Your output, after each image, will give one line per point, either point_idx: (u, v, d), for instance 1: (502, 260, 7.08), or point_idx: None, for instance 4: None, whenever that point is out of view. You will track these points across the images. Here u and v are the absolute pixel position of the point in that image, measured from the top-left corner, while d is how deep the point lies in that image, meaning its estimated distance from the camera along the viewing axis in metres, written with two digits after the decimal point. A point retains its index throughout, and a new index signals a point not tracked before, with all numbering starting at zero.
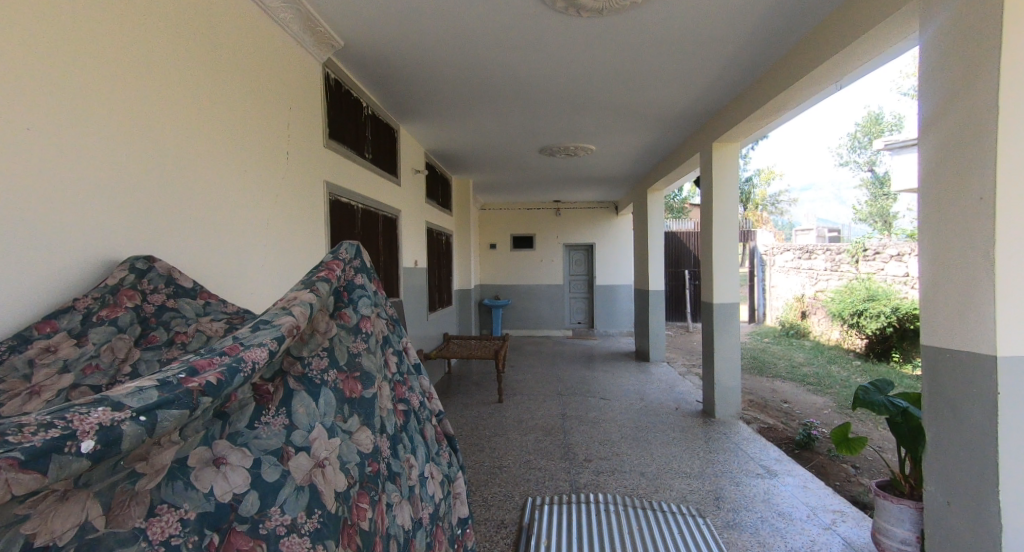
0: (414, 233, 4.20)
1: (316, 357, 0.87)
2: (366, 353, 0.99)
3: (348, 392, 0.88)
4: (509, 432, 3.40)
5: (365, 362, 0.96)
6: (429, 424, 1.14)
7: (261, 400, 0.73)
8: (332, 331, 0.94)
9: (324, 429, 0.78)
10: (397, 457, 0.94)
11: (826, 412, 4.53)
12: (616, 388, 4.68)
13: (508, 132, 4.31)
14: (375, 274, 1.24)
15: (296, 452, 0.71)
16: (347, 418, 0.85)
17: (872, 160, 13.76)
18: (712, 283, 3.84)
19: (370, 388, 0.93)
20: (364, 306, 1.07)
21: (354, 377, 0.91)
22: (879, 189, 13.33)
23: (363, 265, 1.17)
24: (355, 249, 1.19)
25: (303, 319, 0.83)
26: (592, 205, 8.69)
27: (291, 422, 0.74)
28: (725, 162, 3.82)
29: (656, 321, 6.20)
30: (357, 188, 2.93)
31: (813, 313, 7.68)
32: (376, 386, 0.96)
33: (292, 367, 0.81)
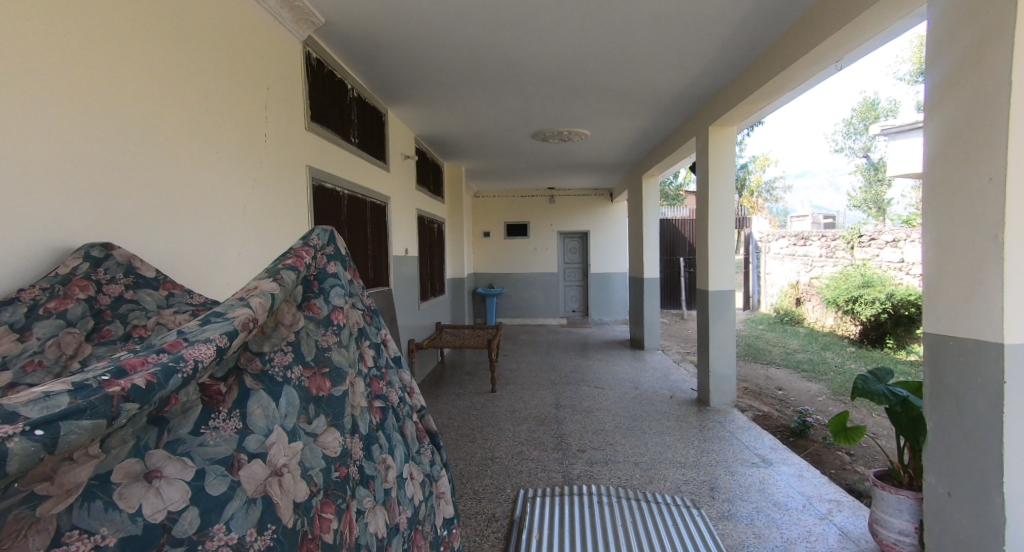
0: (404, 220, 4.10)
1: (279, 353, 0.80)
2: (337, 347, 0.92)
3: (315, 390, 0.82)
4: (502, 423, 3.36)
5: (335, 357, 0.90)
6: (409, 420, 1.09)
7: (208, 404, 0.67)
8: (298, 324, 0.87)
9: (284, 433, 0.73)
10: (372, 459, 0.89)
11: (820, 398, 4.54)
12: (610, 377, 4.66)
13: (500, 117, 4.19)
14: (351, 261, 1.17)
15: (249, 460, 0.66)
16: (313, 419, 0.79)
17: (867, 146, 13.71)
18: (708, 270, 3.77)
19: (340, 385, 0.87)
20: (336, 297, 0.99)
21: (323, 374, 0.85)
22: (873, 175, 13.31)
23: (336, 253, 1.09)
24: (327, 234, 1.10)
25: (262, 311, 0.75)
26: (587, 192, 8.58)
27: (244, 426, 0.68)
28: (722, 147, 3.73)
29: (651, 309, 6.17)
30: (342, 174, 2.82)
31: (808, 300, 7.69)
32: (348, 382, 0.90)
33: (250, 363, 0.75)
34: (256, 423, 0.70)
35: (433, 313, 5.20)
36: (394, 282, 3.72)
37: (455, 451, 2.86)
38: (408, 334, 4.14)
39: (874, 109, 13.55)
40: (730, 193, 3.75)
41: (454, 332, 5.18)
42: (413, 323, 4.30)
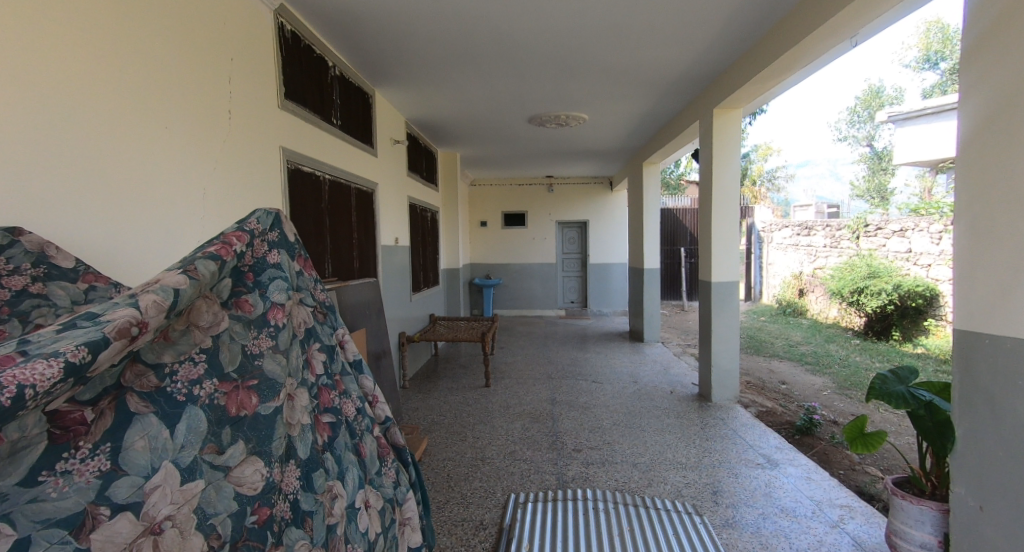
0: (395, 209, 3.92)
1: (183, 364, 0.82)
2: (268, 354, 0.97)
3: (234, 408, 0.86)
4: (495, 419, 3.22)
5: (264, 366, 0.95)
6: (365, 434, 1.20)
7: (59, 438, 0.64)
8: (216, 328, 0.89)
9: (176, 471, 0.73)
10: (313, 491, 0.95)
11: (826, 393, 4.42)
12: (608, 371, 4.53)
13: (494, 99, 4.00)
14: (300, 247, 1.20)
15: (110, 518, 0.64)
16: (224, 449, 0.81)
17: (872, 134, 13.43)
18: (711, 260, 3.60)
19: (266, 402, 0.92)
20: (272, 294, 1.03)
21: (245, 389, 0.89)
22: (877, 164, 13.08)
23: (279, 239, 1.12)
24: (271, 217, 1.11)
25: (150, 312, 0.71)
26: (586, 180, 8.38)
27: (114, 468, 0.67)
28: (727, 130, 3.54)
29: (652, 300, 6.01)
30: (322, 157, 2.64)
31: (811, 291, 7.56)
32: (279, 397, 0.95)
33: (138, 379, 0.75)
34: (135, 460, 0.70)
35: (427, 305, 5.05)
36: (383, 273, 3.57)
37: (443, 451, 2.73)
38: (399, 327, 4.00)
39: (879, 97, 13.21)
40: (735, 178, 3.55)
41: (448, 324, 5.04)
42: (405, 316, 4.15)
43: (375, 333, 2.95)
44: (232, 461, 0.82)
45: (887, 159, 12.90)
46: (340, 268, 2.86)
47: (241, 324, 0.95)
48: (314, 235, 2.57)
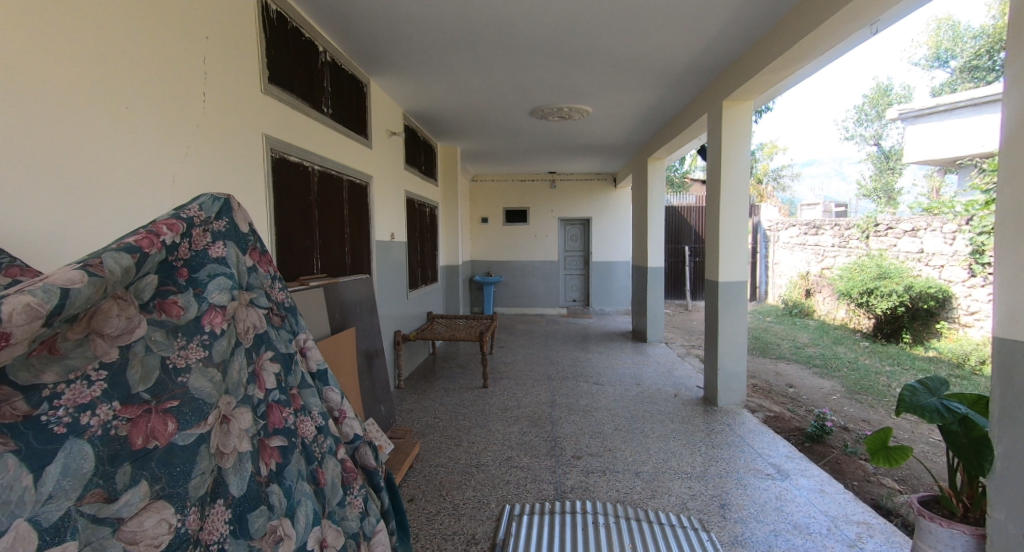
0: (391, 203, 3.79)
1: (75, 381, 0.78)
2: (198, 370, 0.96)
3: (141, 437, 0.82)
4: (491, 423, 3.10)
5: (191, 384, 0.93)
6: (324, 453, 1.20)
7: None
8: (124, 338, 0.86)
9: (52, 522, 0.68)
10: (247, 521, 0.94)
11: (835, 398, 4.29)
12: (610, 371, 4.40)
13: (494, 90, 3.85)
14: (252, 242, 1.23)
15: None
16: (124, 489, 0.77)
17: (879, 133, 13.22)
18: (718, 259, 3.45)
19: (188, 430, 0.89)
20: (210, 296, 1.03)
21: (155, 416, 0.86)
22: (885, 163, 12.87)
23: (225, 233, 1.13)
24: (219, 207, 1.13)
25: (30, 323, 0.69)
26: (589, 176, 8.22)
27: None
28: (736, 123, 3.37)
29: (655, 299, 5.87)
30: (311, 147, 2.51)
31: (818, 291, 7.41)
32: (210, 419, 0.94)
33: (18, 400, 0.72)
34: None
35: (424, 302, 4.93)
36: (377, 269, 3.44)
37: (435, 456, 2.60)
38: (394, 325, 3.88)
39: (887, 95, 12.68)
40: (744, 173, 3.40)
41: (446, 322, 4.92)
42: (400, 313, 4.03)
43: (368, 332, 2.83)
44: (125, 512, 0.76)
45: (895, 158, 12.68)
46: (331, 264, 2.73)
47: (161, 330, 0.93)
48: (302, 229, 2.45)
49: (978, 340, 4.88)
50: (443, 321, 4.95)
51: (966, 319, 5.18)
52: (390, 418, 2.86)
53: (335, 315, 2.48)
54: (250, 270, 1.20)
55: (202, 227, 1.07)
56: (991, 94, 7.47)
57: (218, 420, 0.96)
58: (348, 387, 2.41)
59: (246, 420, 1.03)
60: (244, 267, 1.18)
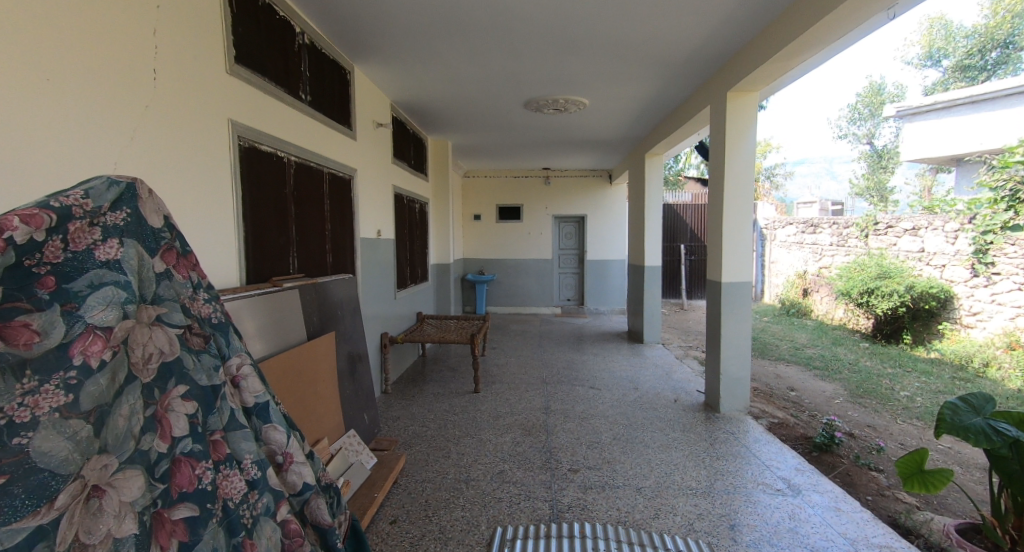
0: (377, 199, 3.58)
1: None
2: (51, 426, 0.80)
3: None
4: (483, 432, 2.92)
5: (37, 449, 0.78)
6: (248, 507, 1.08)
7: None
8: None
9: None
10: None
11: (837, 402, 4.17)
12: (607, 375, 4.24)
13: (486, 81, 3.66)
14: (164, 242, 1.11)
15: None
16: None
17: (871, 132, 13.05)
18: (721, 259, 3.29)
19: (29, 515, 0.74)
20: (81, 320, 0.89)
21: None
22: (878, 162, 12.84)
23: (115, 229, 1.00)
24: (115, 195, 1.02)
25: None
26: (584, 173, 8.05)
27: None
28: (741, 116, 3.21)
29: (652, 300, 5.71)
30: (286, 136, 2.29)
31: (817, 291, 7.34)
32: (69, 495, 0.79)
33: None
34: None
35: (414, 303, 4.74)
36: (362, 269, 3.24)
37: (422, 470, 2.42)
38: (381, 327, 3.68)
39: (880, 95, 12.82)
40: (749, 169, 3.23)
41: (436, 324, 4.73)
42: (387, 315, 3.83)
43: (352, 337, 2.64)
44: None
45: (890, 156, 12.67)
46: (309, 263, 2.53)
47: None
48: (276, 224, 2.24)
49: (981, 342, 4.80)
50: (433, 322, 4.76)
51: (967, 319, 5.10)
52: (375, 429, 2.67)
53: (314, 318, 2.28)
54: (157, 279, 1.07)
55: (88, 219, 0.95)
56: (990, 92, 7.42)
57: (80, 496, 0.81)
58: (327, 395, 2.20)
59: (132, 490, 0.88)
60: (150, 275, 1.05)
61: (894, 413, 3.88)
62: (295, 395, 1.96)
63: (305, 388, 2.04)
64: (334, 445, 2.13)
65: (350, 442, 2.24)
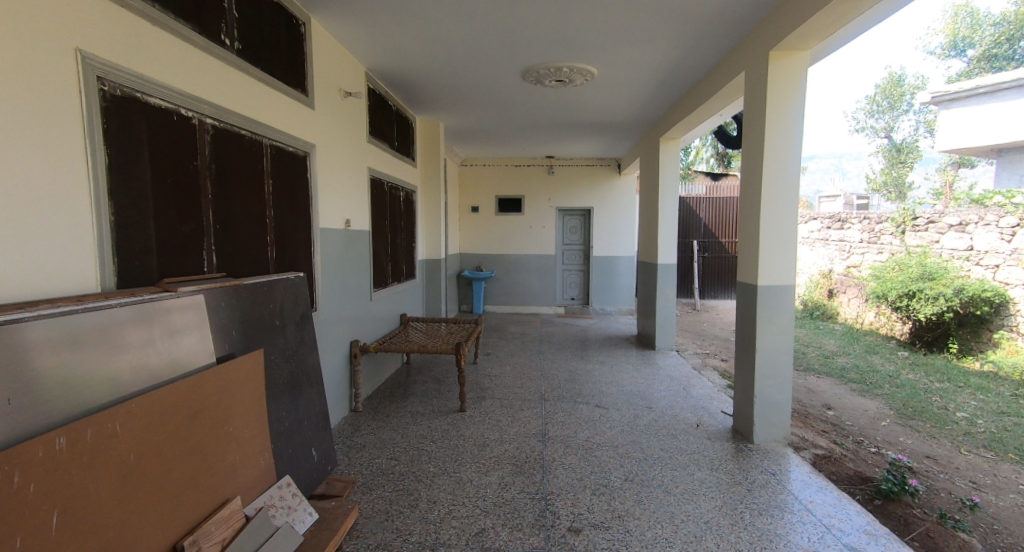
0: (346, 184, 3.00)
1: None
2: None
3: None
4: (464, 468, 2.38)
5: None
6: None
7: None
8: None
9: None
10: None
11: (884, 424, 3.60)
12: (615, 390, 3.68)
13: (476, 43, 3.06)
14: None
15: None
16: None
17: (890, 125, 12.29)
18: (758, 257, 2.69)
19: None
20: None
21: None
22: (896, 156, 12.08)
23: None
24: None
25: None
26: (591, 162, 7.46)
27: None
28: (790, 78, 2.57)
29: (666, 301, 5.12)
30: (196, 90, 1.68)
31: (844, 292, 6.75)
32: None
33: None
34: None
35: (396, 303, 4.19)
36: (321, 266, 2.69)
37: (379, 528, 1.88)
38: (350, 333, 3.13)
39: (900, 87, 11.97)
40: (794, 146, 2.61)
41: (422, 329, 4.19)
42: (359, 320, 3.28)
43: (300, 352, 2.10)
44: None
45: (909, 150, 11.95)
46: (238, 259, 1.96)
47: None
48: (182, 208, 1.65)
49: None
50: (418, 327, 4.22)
51: None
52: (327, 465, 2.14)
53: (237, 332, 1.70)
54: None
55: None
56: None
57: None
58: (249, 436, 1.62)
59: None
60: None
61: (954, 441, 3.30)
62: (198, 441, 1.38)
63: (214, 430, 1.45)
64: (251, 505, 1.55)
65: (278, 497, 1.67)
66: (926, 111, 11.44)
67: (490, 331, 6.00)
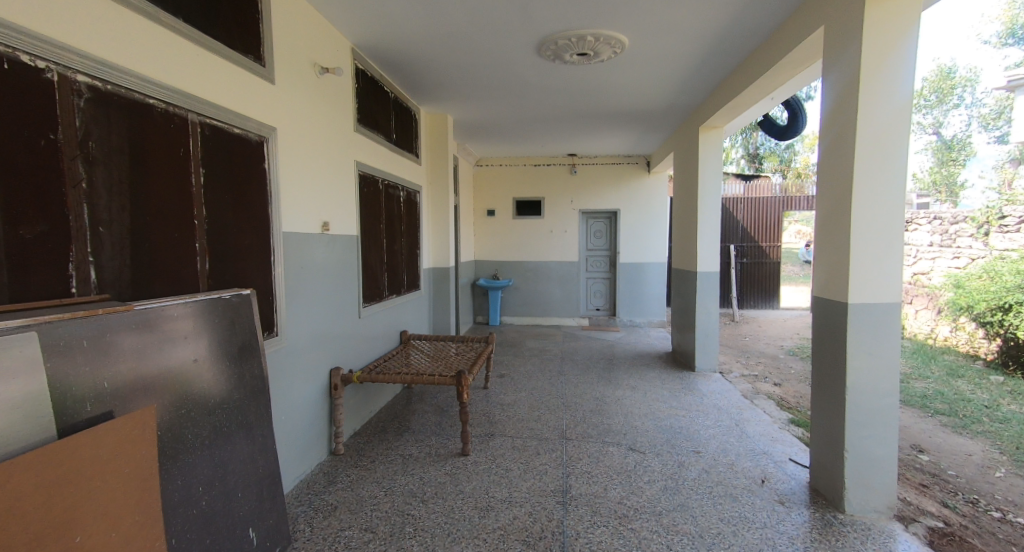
0: (321, 179, 2.49)
1: None
2: None
3: None
4: (455, 550, 1.78)
5: None
6: None
7: None
8: None
9: None
10: None
11: (1000, 476, 2.76)
12: (652, 426, 3.03)
13: (480, 7, 2.51)
14: None
15: None
16: None
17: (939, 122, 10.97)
18: (846, 264, 2.02)
19: None
20: None
21: None
22: (948, 153, 10.84)
23: None
24: None
25: None
26: (616, 160, 6.82)
27: None
28: (896, 18, 1.88)
29: (707, 316, 4.42)
30: (55, 33, 1.19)
31: (910, 302, 5.92)
32: None
33: None
34: None
35: (395, 318, 3.68)
36: (283, 277, 2.17)
37: None
38: (330, 356, 2.62)
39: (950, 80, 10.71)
40: (897, 115, 1.91)
41: (424, 349, 3.66)
42: (343, 340, 2.77)
43: (236, 396, 1.57)
44: None
45: (962, 148, 10.65)
46: (143, 273, 1.46)
47: None
48: (26, 199, 1.14)
49: None
50: (420, 349, 3.70)
51: None
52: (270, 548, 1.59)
53: (111, 379, 1.18)
54: None
55: None
56: None
57: None
58: (128, 541, 1.09)
59: None
60: None
61: None
62: None
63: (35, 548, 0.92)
64: None
65: None
66: (982, 105, 10.18)
67: (505, 346, 5.42)
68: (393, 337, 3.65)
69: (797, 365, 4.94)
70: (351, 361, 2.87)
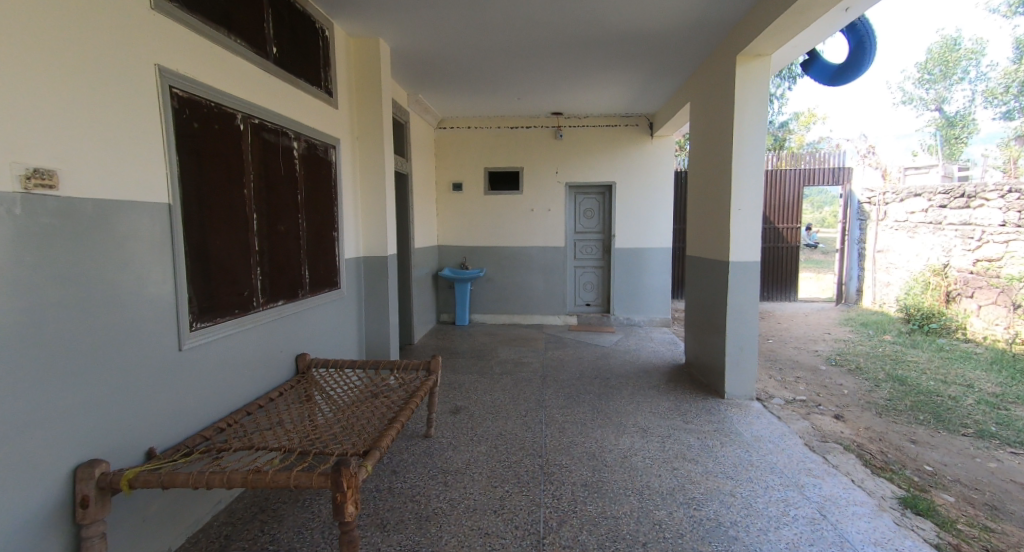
0: (3, 70, 1.14)
1: None
2: None
3: None
4: None
5: None
6: None
7: None
8: None
9: None
10: None
11: None
12: (689, 524, 1.82)
13: None
14: None
15: None
16: None
17: (942, 96, 10.00)
18: None
19: None
20: None
21: None
22: (949, 133, 9.91)
23: None
24: None
25: None
26: (612, 121, 5.52)
27: None
28: None
29: (742, 324, 3.21)
30: None
31: (971, 296, 4.84)
32: None
33: None
34: None
35: (285, 336, 2.40)
36: None
37: None
38: (79, 436, 1.32)
39: (955, 52, 9.41)
40: None
41: (331, 387, 2.38)
42: (127, 395, 1.47)
43: None
44: None
45: (965, 124, 9.63)
46: None
47: None
48: None
49: None
50: (324, 386, 2.41)
51: None
52: None
53: None
54: None
55: None
56: None
57: None
58: None
59: None
60: None
61: None
62: None
63: None
64: None
65: None
66: (987, 79, 8.96)
67: (470, 359, 4.17)
68: (280, 366, 2.36)
69: (850, 384, 3.80)
70: (156, 428, 1.57)
